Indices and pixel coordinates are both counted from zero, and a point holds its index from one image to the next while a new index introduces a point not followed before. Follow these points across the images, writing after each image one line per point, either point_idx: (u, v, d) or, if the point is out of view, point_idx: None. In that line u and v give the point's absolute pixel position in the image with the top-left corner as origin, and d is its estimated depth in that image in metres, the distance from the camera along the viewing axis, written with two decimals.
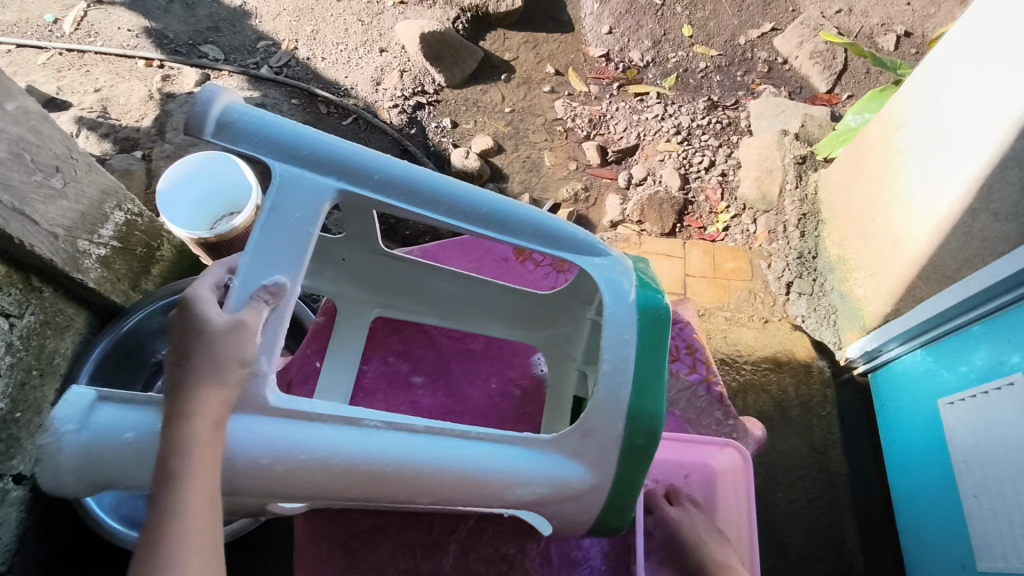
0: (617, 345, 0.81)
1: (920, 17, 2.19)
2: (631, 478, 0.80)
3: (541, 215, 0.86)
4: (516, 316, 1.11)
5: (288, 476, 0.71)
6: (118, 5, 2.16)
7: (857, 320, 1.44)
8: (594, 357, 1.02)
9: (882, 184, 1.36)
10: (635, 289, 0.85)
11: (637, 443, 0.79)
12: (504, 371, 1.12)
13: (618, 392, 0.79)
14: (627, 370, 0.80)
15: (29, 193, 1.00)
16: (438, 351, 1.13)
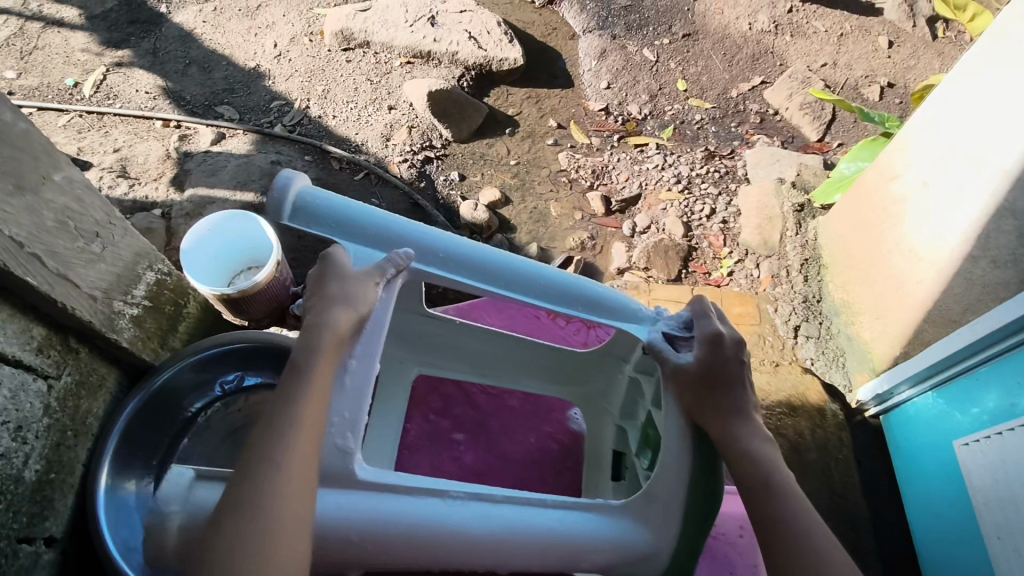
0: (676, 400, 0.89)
1: (901, 69, 2.31)
2: (688, 546, 0.84)
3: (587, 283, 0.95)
4: (554, 373, 1.17)
5: (376, 550, 0.77)
6: (137, 70, 2.27)
7: (866, 362, 1.49)
8: (631, 412, 1.09)
9: (880, 231, 1.42)
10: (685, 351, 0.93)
11: (699, 508, 0.84)
12: (542, 427, 1.21)
13: (679, 453, 0.85)
14: (687, 429, 0.86)
15: (71, 259, 1.03)
16: (476, 407, 1.23)
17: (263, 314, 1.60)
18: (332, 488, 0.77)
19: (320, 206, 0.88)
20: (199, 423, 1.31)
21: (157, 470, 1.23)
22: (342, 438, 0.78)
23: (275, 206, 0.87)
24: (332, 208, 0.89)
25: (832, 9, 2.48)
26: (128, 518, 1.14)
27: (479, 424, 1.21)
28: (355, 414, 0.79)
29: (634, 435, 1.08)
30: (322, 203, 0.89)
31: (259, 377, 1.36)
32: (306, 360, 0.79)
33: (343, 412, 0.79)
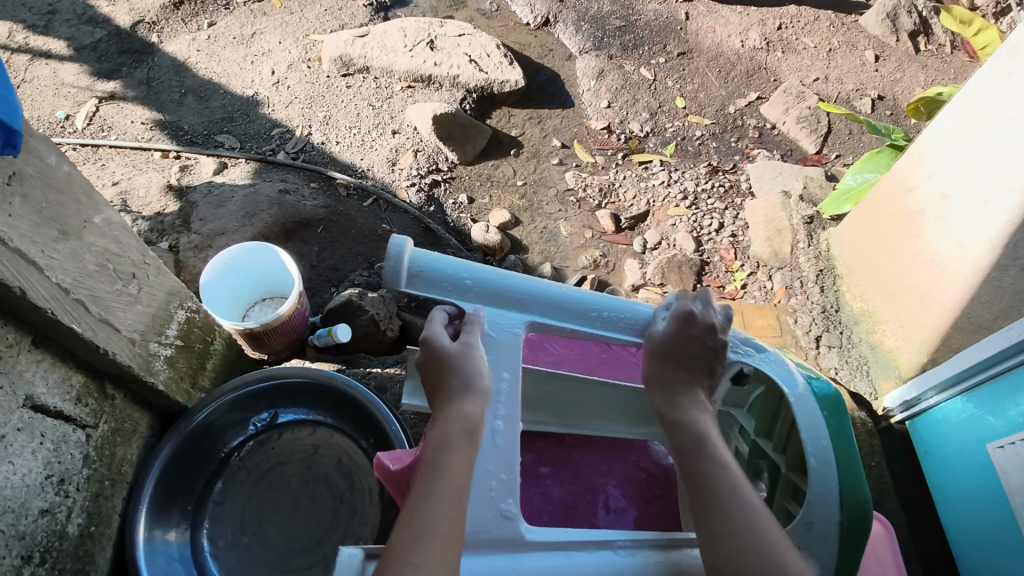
0: (815, 436, 0.85)
1: (889, 81, 2.40)
2: (851, 562, 0.80)
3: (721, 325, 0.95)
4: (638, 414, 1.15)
5: None
6: (130, 100, 2.23)
7: (891, 370, 1.54)
8: (724, 447, 1.14)
9: (900, 240, 1.50)
10: (806, 378, 0.91)
11: (855, 523, 0.80)
12: (627, 457, 1.16)
13: (827, 484, 0.82)
14: (830, 460, 0.83)
15: (111, 302, 1.00)
16: (560, 439, 1.18)
17: (283, 348, 1.57)
18: (494, 555, 0.75)
19: (429, 275, 0.88)
20: (234, 462, 1.28)
21: (193, 515, 1.20)
22: (503, 502, 0.77)
23: (389, 277, 0.86)
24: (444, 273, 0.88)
25: (819, 25, 2.56)
26: (171, 570, 1.11)
27: (563, 456, 1.16)
28: (511, 475, 0.79)
29: (736, 470, 1.10)
30: (431, 268, 0.88)
31: (294, 413, 1.32)
32: (438, 454, 0.75)
33: (500, 474, 0.79)
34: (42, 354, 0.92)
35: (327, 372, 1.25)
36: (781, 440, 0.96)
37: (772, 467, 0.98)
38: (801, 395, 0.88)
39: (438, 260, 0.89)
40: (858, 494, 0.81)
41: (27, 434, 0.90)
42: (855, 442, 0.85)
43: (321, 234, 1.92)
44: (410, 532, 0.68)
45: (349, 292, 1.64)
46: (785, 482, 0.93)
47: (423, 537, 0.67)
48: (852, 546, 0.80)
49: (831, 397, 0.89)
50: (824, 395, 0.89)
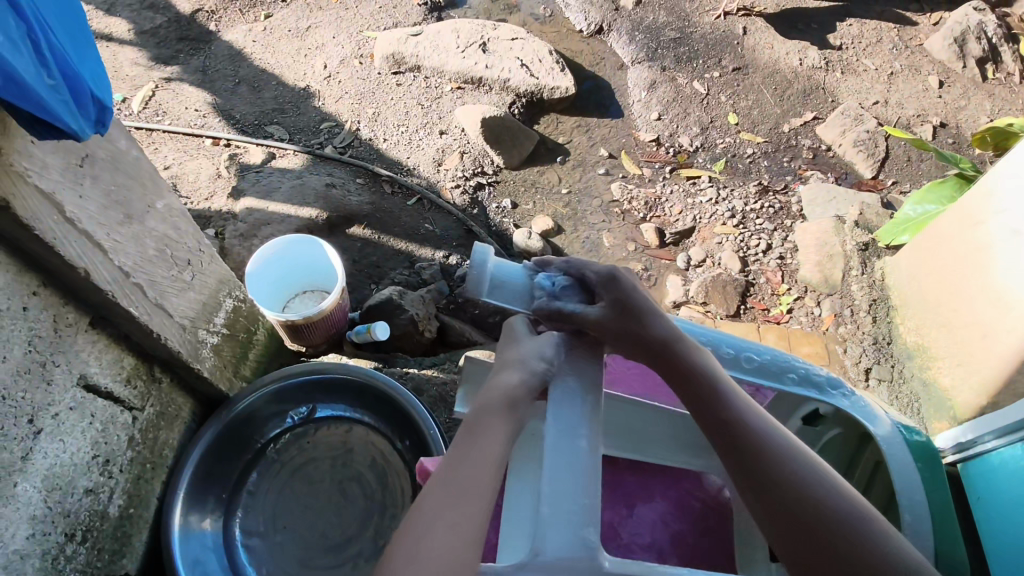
0: (910, 486, 0.82)
1: (952, 109, 2.32)
2: None
3: (804, 363, 0.93)
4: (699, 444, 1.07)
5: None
6: (185, 87, 2.27)
7: (944, 410, 1.48)
8: None
9: (962, 276, 1.45)
10: (892, 424, 0.89)
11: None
12: (679, 485, 1.09)
13: (922, 539, 0.78)
14: (923, 510, 0.80)
15: (166, 287, 1.01)
16: (614, 462, 1.10)
17: (322, 341, 1.57)
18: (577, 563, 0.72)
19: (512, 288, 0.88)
20: (270, 454, 1.27)
21: (227, 504, 1.20)
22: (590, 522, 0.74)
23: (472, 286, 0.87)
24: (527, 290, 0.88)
25: (880, 47, 2.49)
26: (204, 557, 1.11)
27: (614, 479, 1.08)
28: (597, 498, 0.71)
29: None
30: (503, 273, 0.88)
31: (332, 409, 1.31)
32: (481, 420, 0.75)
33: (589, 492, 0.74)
34: (98, 335, 0.93)
35: (369, 371, 1.25)
36: (861, 485, 0.95)
37: None
38: (888, 438, 0.87)
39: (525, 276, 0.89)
40: (951, 551, 0.78)
41: (78, 413, 0.90)
42: (951, 499, 0.81)
43: (364, 230, 1.92)
44: (440, 482, 0.71)
45: (390, 291, 1.63)
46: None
47: (447, 491, 0.69)
48: None
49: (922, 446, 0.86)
50: (914, 442, 0.86)
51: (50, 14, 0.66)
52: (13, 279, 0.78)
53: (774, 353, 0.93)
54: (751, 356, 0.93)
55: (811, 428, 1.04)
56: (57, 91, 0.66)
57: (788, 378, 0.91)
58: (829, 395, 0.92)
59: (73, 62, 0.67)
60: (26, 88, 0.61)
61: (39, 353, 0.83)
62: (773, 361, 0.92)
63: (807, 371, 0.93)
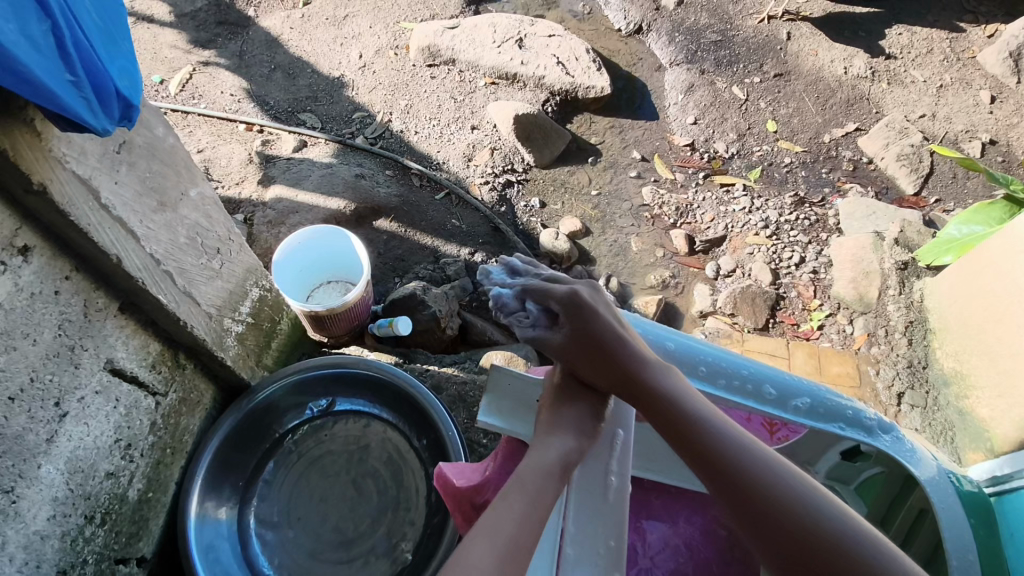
0: (959, 539, 0.78)
1: (1003, 125, 2.23)
2: None
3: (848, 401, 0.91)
4: None
5: None
6: (222, 71, 2.28)
7: (981, 441, 1.43)
8: None
9: (1009, 304, 1.39)
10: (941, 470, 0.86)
11: None
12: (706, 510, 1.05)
13: None
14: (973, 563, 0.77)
15: (195, 276, 1.01)
16: (638, 482, 1.08)
17: (344, 333, 1.57)
18: None
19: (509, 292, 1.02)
20: (287, 444, 1.27)
21: (243, 492, 1.20)
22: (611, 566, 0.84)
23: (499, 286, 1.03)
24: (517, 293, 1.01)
25: (931, 58, 2.41)
26: (218, 544, 1.12)
27: (640, 501, 1.06)
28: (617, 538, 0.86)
29: None
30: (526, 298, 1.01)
31: (351, 403, 1.30)
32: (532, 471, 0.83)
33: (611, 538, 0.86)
34: (126, 321, 0.93)
35: (390, 369, 1.24)
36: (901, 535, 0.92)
37: None
38: (938, 483, 0.83)
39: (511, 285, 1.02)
40: None
41: (103, 397, 0.91)
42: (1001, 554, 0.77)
43: (391, 223, 1.92)
44: (484, 535, 0.74)
45: (414, 286, 1.63)
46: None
47: (493, 551, 0.72)
48: None
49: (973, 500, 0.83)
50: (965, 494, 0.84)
51: (84, 12, 0.64)
52: (46, 263, 0.78)
53: (823, 393, 0.91)
54: (797, 402, 0.91)
55: (847, 465, 1.01)
56: (78, 89, 0.64)
57: (837, 422, 0.89)
58: (876, 437, 0.88)
59: (100, 60, 0.65)
60: (40, 86, 0.60)
61: (68, 337, 0.83)
62: (817, 399, 0.90)
63: (857, 414, 0.90)
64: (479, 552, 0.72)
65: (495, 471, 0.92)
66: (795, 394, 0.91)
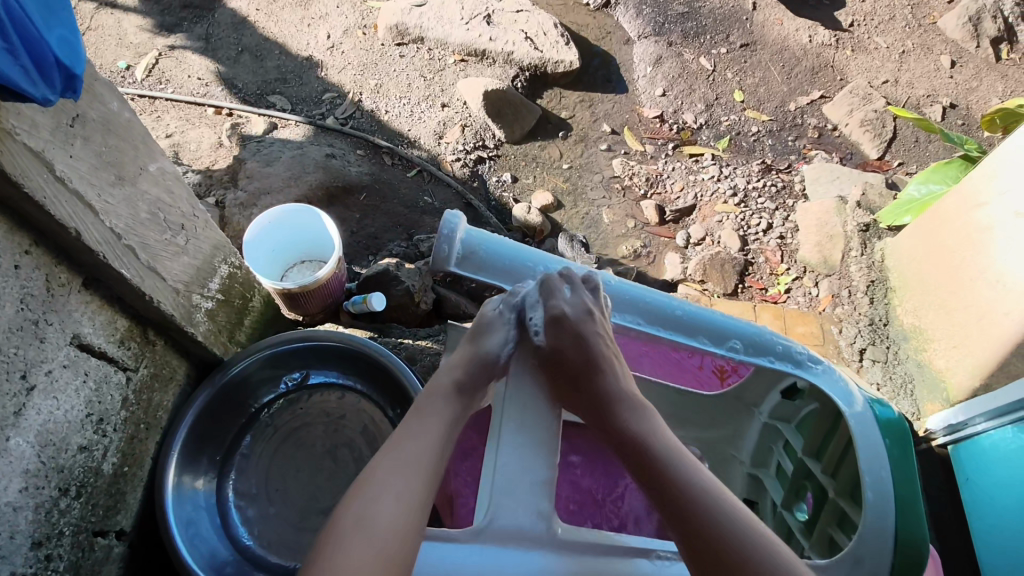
0: (874, 466, 0.79)
1: (963, 89, 2.28)
2: None
3: (779, 337, 0.91)
4: (676, 419, 1.20)
5: None
6: (188, 54, 2.25)
7: (938, 391, 1.49)
8: (764, 461, 1.11)
9: (962, 258, 1.44)
10: (869, 404, 0.86)
11: (909, 559, 0.74)
12: None
13: (884, 516, 0.76)
14: (888, 488, 0.78)
15: (159, 251, 1.02)
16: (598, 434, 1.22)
17: (318, 311, 1.58)
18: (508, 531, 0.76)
19: (483, 257, 0.93)
20: (263, 418, 1.29)
21: (221, 466, 1.22)
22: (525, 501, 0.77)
23: (441, 256, 0.90)
24: (494, 256, 0.93)
25: (893, 25, 2.44)
26: (196, 517, 1.14)
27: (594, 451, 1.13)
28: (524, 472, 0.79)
29: (778, 487, 1.07)
30: (489, 254, 0.93)
31: (326, 376, 1.32)
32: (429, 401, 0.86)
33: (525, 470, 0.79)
34: (91, 296, 0.94)
35: (361, 338, 1.26)
36: (832, 463, 0.91)
37: (818, 489, 0.94)
38: (860, 415, 0.84)
39: (482, 239, 0.93)
40: (915, 532, 0.76)
41: (72, 371, 0.92)
42: (917, 475, 0.78)
43: (363, 201, 1.92)
44: (392, 452, 0.79)
45: (387, 262, 1.64)
46: (830, 507, 0.89)
47: (399, 463, 0.77)
48: None
49: (893, 424, 0.84)
50: (886, 420, 0.84)
51: None
52: (4, 237, 0.79)
53: (754, 329, 0.90)
54: (733, 343, 0.89)
55: (787, 403, 1.06)
56: (12, 56, 0.65)
57: (765, 356, 0.89)
58: (808, 371, 0.89)
59: (37, 29, 0.66)
60: None
61: (31, 311, 0.84)
62: (751, 337, 0.90)
63: (787, 349, 0.90)
64: (388, 464, 0.77)
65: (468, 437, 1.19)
66: (730, 335, 0.90)
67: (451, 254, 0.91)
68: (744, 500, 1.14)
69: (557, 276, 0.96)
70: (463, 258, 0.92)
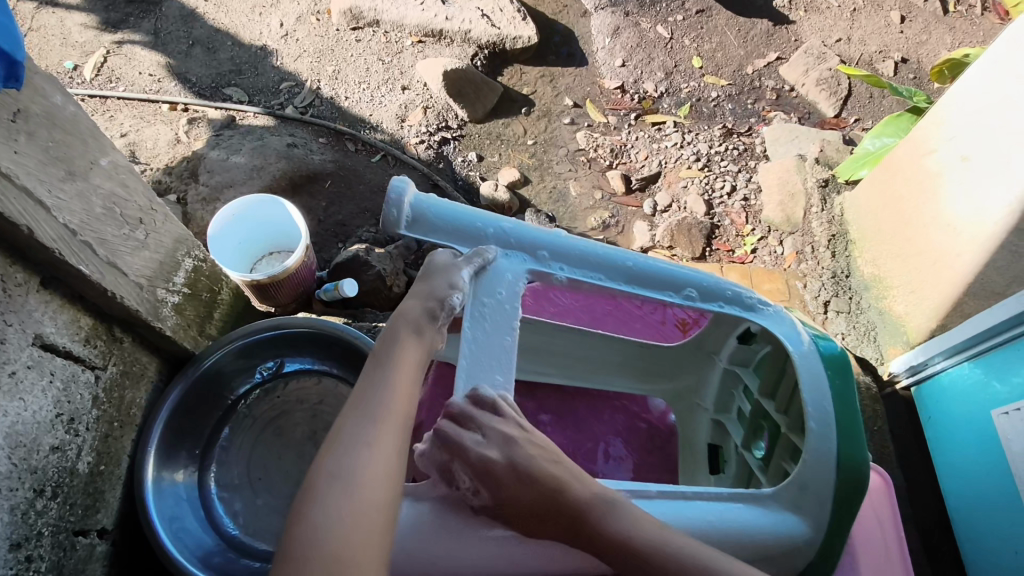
0: (818, 397, 0.86)
1: (914, 44, 2.32)
2: (842, 522, 0.83)
3: (732, 283, 0.95)
4: (643, 372, 1.26)
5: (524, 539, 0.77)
6: (138, 51, 2.20)
7: (899, 336, 1.55)
8: (726, 406, 1.17)
9: (916, 204, 1.48)
10: (816, 340, 0.92)
11: (848, 481, 0.83)
12: (627, 408, 1.27)
13: (826, 444, 0.84)
14: (830, 415, 0.86)
15: (119, 246, 1.01)
16: (563, 392, 1.27)
17: (290, 301, 1.57)
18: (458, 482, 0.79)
19: (434, 219, 0.88)
20: (241, 410, 1.29)
21: (201, 459, 1.22)
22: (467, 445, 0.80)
23: (389, 222, 0.86)
24: (445, 217, 0.89)
25: None
26: (179, 510, 1.14)
27: (564, 407, 1.26)
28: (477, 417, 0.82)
29: (738, 428, 1.13)
30: (440, 216, 0.89)
31: (301, 363, 1.33)
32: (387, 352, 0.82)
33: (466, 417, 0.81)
34: (51, 296, 0.93)
35: (330, 323, 1.25)
36: (785, 403, 0.96)
37: (773, 428, 1.00)
38: (806, 352, 0.90)
39: (434, 202, 0.89)
40: (855, 456, 0.84)
41: (36, 372, 0.91)
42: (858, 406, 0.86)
43: (328, 189, 1.91)
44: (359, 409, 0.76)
45: (356, 248, 1.63)
46: (784, 443, 0.94)
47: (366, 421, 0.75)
48: (847, 505, 0.83)
49: (836, 357, 0.91)
50: (830, 355, 0.90)
51: None
52: None
53: (706, 278, 0.94)
54: (689, 293, 0.93)
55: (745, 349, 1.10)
56: None
57: (716, 302, 0.93)
58: (758, 313, 0.95)
59: None
60: None
61: None
62: (706, 285, 0.94)
63: (738, 293, 0.95)
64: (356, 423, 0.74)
65: (425, 415, 1.20)
66: (685, 284, 0.93)
67: (400, 220, 0.87)
68: (708, 444, 1.20)
69: (515, 234, 0.91)
70: (413, 220, 0.88)
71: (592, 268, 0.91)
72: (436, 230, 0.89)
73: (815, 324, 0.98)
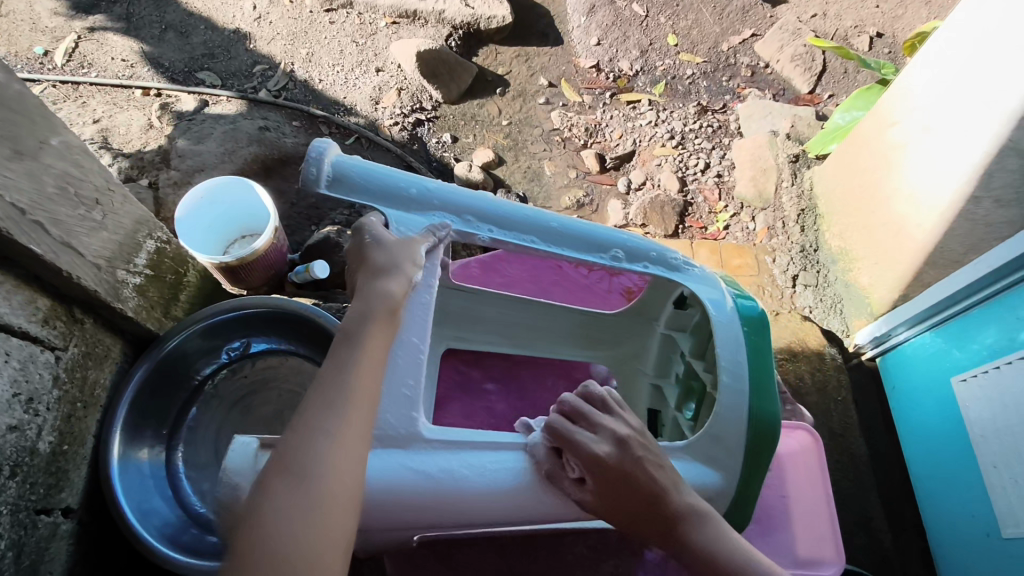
0: (733, 354, 0.94)
1: (889, 18, 2.32)
2: (756, 472, 0.90)
3: (656, 245, 1.02)
4: (586, 339, 1.29)
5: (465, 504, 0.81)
6: (110, 36, 2.17)
7: (863, 307, 1.58)
8: (665, 371, 1.22)
9: (880, 176, 1.48)
10: (734, 301, 1.00)
11: (761, 435, 0.90)
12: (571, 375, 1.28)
13: (740, 399, 0.91)
14: (744, 377, 0.93)
15: (74, 226, 1.01)
16: (510, 359, 1.29)
17: (261, 283, 1.57)
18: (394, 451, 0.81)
19: (357, 179, 0.92)
20: (207, 389, 1.30)
21: (168, 438, 1.23)
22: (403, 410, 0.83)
23: (311, 179, 0.90)
24: (369, 178, 0.93)
25: None
26: (144, 489, 1.15)
27: (511, 374, 1.27)
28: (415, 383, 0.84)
29: (674, 391, 1.17)
30: (364, 177, 0.92)
31: (266, 342, 1.34)
32: (357, 328, 0.79)
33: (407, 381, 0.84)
34: (4, 276, 0.94)
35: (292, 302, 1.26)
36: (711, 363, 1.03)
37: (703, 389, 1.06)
38: (728, 313, 0.98)
39: (358, 164, 0.93)
40: (767, 412, 0.91)
41: None
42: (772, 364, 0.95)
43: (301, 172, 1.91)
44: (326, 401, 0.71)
45: (328, 231, 1.64)
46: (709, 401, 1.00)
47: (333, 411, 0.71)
48: (761, 455, 0.90)
49: (754, 316, 1.00)
50: (748, 313, 0.99)
51: None
52: None
53: (630, 238, 1.01)
54: (615, 253, 0.99)
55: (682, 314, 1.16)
56: None
57: (640, 262, 1.00)
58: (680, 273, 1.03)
59: None
60: None
61: None
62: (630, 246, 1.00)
63: (662, 254, 1.02)
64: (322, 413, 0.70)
65: None
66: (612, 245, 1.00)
67: (321, 179, 0.90)
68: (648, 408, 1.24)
69: (440, 196, 0.96)
70: (334, 180, 0.91)
71: (518, 230, 0.97)
72: (359, 190, 0.93)
73: (738, 285, 1.06)
